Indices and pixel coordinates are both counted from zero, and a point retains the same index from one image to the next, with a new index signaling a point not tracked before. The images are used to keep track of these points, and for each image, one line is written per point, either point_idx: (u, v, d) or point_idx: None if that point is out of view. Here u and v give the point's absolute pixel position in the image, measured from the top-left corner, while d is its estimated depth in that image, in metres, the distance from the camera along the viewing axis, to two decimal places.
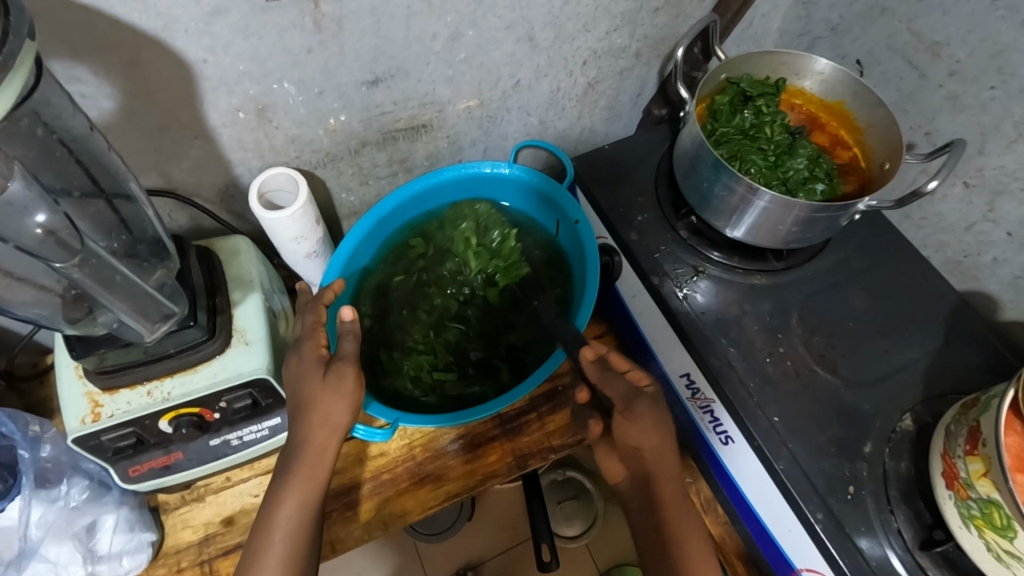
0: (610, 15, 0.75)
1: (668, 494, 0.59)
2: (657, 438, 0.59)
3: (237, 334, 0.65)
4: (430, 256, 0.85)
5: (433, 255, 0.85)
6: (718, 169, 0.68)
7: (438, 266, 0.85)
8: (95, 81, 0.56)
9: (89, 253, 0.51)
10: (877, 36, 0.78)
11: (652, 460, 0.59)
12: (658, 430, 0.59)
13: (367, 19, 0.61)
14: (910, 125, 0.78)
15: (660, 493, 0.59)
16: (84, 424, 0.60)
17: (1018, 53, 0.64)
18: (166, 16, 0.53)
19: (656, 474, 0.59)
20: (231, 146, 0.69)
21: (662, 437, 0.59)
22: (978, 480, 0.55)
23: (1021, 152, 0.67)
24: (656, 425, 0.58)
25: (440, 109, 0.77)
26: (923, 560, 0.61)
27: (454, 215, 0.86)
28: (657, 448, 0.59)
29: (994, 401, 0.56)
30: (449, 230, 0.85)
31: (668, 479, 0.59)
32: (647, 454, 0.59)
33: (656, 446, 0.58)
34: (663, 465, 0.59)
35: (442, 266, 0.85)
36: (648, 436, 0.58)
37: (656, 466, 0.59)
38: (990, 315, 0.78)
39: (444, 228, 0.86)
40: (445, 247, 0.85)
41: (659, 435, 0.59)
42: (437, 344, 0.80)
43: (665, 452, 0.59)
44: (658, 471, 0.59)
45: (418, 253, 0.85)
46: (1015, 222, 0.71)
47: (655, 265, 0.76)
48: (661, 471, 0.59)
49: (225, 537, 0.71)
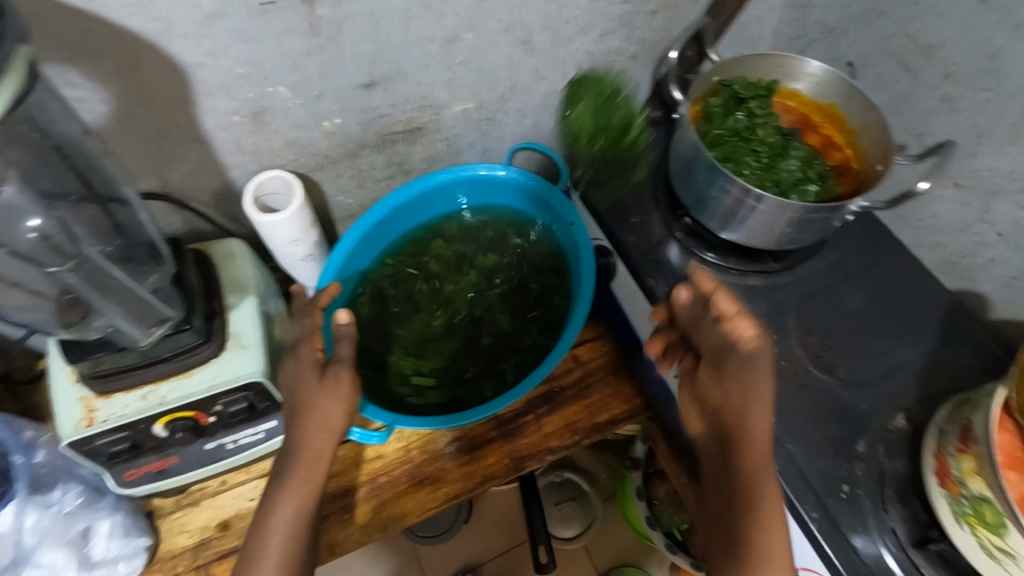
0: (606, 18, 0.76)
1: (751, 458, 0.56)
2: (754, 389, 0.57)
3: (232, 337, 0.65)
4: (436, 256, 0.87)
5: (441, 255, 0.87)
6: (714, 171, 0.68)
7: (444, 266, 0.86)
8: (90, 85, 0.56)
9: (85, 257, 0.52)
10: (872, 39, 0.79)
11: (747, 406, 0.57)
12: (749, 374, 0.57)
13: (365, 23, 0.61)
14: (905, 127, 0.79)
15: (749, 439, 0.56)
16: (79, 429, 0.60)
17: (1009, 56, 0.65)
18: (163, 21, 0.53)
19: (747, 423, 0.56)
20: (228, 149, 0.68)
21: (758, 384, 0.57)
22: (970, 478, 0.55)
23: (1013, 153, 0.68)
24: (747, 376, 0.57)
25: (438, 111, 0.77)
26: (918, 558, 0.62)
27: (572, 93, 0.81)
28: (754, 399, 0.57)
29: (986, 400, 0.57)
30: (457, 233, 0.88)
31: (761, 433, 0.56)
32: (736, 397, 0.57)
33: (751, 393, 0.57)
34: (758, 414, 0.57)
35: (450, 265, 0.86)
36: (736, 396, 0.57)
37: (749, 415, 0.56)
38: (983, 315, 0.79)
39: (451, 231, 0.88)
40: (453, 247, 0.87)
41: (759, 382, 0.57)
42: (438, 346, 0.81)
43: (761, 402, 0.57)
44: (749, 419, 0.56)
45: (422, 255, 0.87)
46: (1008, 223, 0.71)
47: (650, 265, 0.76)
48: (753, 420, 0.56)
49: (220, 542, 0.70)
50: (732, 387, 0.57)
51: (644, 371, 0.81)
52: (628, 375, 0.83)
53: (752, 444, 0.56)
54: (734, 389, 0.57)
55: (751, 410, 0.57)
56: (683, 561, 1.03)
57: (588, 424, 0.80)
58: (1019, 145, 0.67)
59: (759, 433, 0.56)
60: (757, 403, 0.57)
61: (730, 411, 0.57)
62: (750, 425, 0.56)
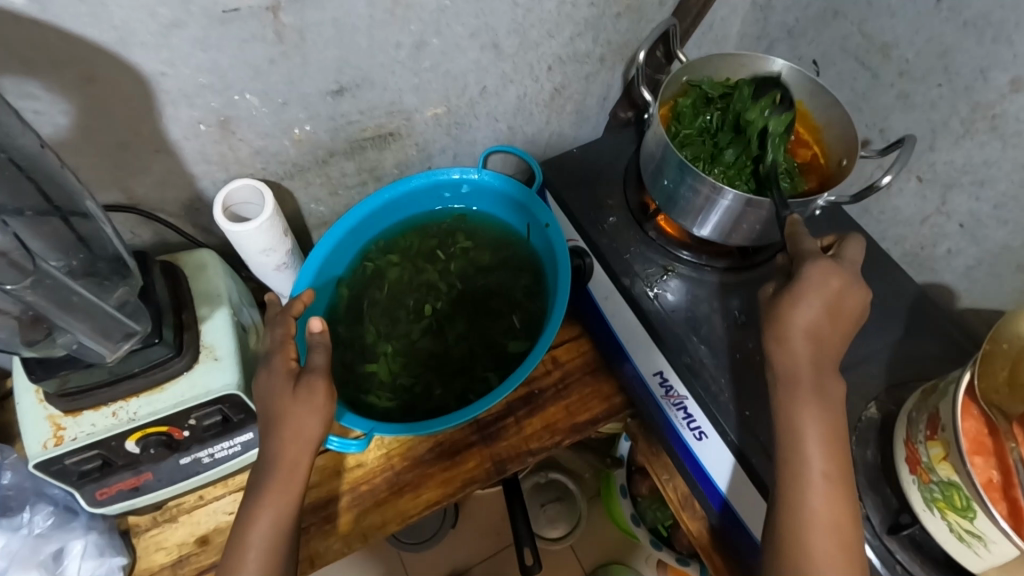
0: (573, 21, 0.76)
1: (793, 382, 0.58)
2: (813, 409, 0.57)
3: (204, 350, 0.64)
4: (421, 259, 0.87)
5: (426, 259, 0.87)
6: (683, 170, 0.69)
7: (429, 270, 0.86)
8: (49, 97, 0.55)
9: (44, 274, 0.50)
10: (831, 38, 0.81)
11: (803, 430, 0.57)
12: (801, 391, 0.58)
13: (328, 30, 0.61)
14: (865, 123, 0.81)
15: (800, 452, 0.57)
16: (46, 449, 0.58)
17: (961, 53, 0.67)
18: (121, 30, 0.52)
19: (802, 451, 0.57)
20: (194, 159, 0.67)
21: (811, 392, 0.58)
22: (939, 464, 0.56)
23: (968, 147, 0.70)
24: (800, 362, 0.58)
25: (408, 117, 0.77)
26: (891, 544, 0.63)
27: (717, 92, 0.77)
28: (814, 417, 0.57)
29: (951, 386, 0.58)
30: (445, 238, 0.88)
31: (825, 461, 0.56)
32: (790, 421, 0.58)
33: (810, 420, 0.57)
34: (816, 441, 0.57)
35: (435, 273, 0.86)
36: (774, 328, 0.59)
37: (807, 440, 0.57)
38: (948, 304, 0.81)
39: (438, 235, 0.88)
40: (438, 253, 0.87)
41: (819, 406, 0.57)
42: (418, 351, 0.81)
43: (822, 432, 0.57)
44: (802, 440, 0.57)
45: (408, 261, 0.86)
46: (966, 214, 0.73)
47: (625, 265, 0.77)
48: (808, 446, 0.56)
49: (199, 558, 0.69)
50: (775, 336, 0.59)
51: (621, 371, 0.81)
52: (606, 374, 0.83)
53: (809, 467, 0.56)
54: (800, 342, 0.58)
55: (809, 438, 0.57)
56: (668, 557, 1.02)
57: (568, 424, 0.80)
58: (974, 139, 0.69)
59: (816, 458, 0.56)
60: (809, 313, 0.58)
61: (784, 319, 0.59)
62: (805, 449, 0.57)
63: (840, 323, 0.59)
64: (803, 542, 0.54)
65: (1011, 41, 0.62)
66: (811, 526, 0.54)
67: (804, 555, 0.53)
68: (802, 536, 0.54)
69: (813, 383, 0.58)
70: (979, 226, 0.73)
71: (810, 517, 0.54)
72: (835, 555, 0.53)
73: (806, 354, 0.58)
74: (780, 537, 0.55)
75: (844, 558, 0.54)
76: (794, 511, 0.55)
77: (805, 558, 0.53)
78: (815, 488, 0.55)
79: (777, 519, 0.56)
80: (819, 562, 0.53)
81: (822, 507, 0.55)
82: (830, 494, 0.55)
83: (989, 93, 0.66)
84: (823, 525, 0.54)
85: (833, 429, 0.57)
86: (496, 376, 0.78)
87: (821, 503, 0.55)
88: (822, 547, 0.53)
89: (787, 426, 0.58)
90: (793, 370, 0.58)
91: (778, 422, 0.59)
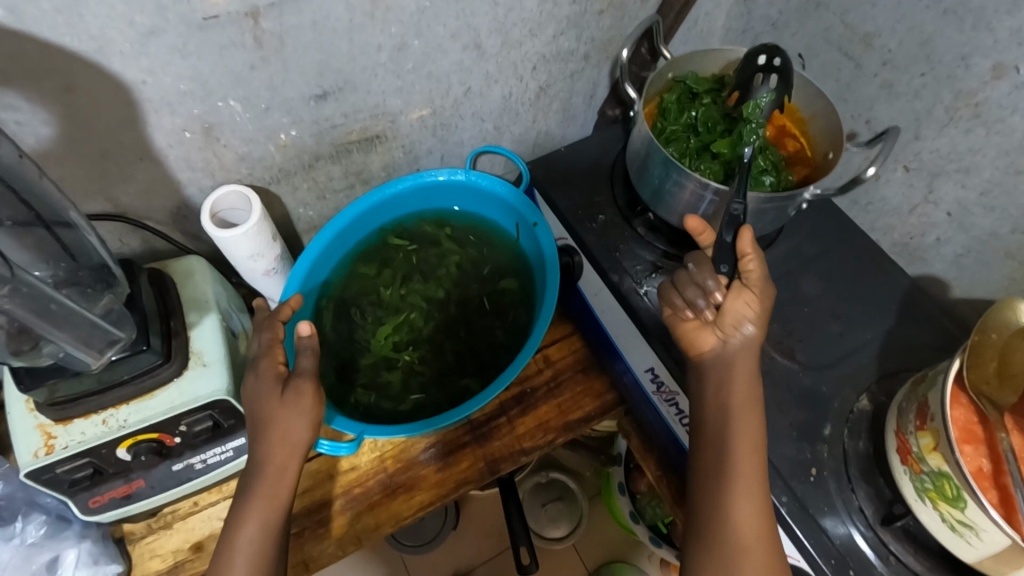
0: (555, 19, 0.76)
1: (742, 370, 0.60)
2: (746, 392, 0.60)
3: (193, 356, 0.64)
4: (415, 257, 0.87)
5: (421, 256, 0.87)
6: (668, 166, 0.69)
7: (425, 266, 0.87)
8: (30, 108, 0.55)
9: (20, 282, 0.50)
10: (814, 30, 0.81)
11: (731, 413, 0.59)
12: (743, 369, 0.60)
13: (308, 34, 0.61)
14: (850, 114, 0.81)
15: (732, 428, 0.59)
16: (37, 458, 0.59)
17: (943, 40, 0.67)
18: (99, 39, 0.53)
19: (731, 429, 0.59)
20: (179, 166, 0.68)
21: (745, 373, 0.61)
22: (929, 454, 0.56)
23: (952, 135, 0.70)
24: (747, 347, 0.61)
25: (393, 119, 0.77)
26: (884, 535, 0.63)
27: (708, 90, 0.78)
28: (741, 400, 0.60)
29: (940, 375, 0.58)
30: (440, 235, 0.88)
31: (751, 442, 0.58)
32: (722, 400, 0.60)
33: (738, 404, 0.60)
34: (744, 417, 0.59)
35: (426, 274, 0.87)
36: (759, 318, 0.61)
37: (735, 421, 0.59)
38: (941, 295, 0.80)
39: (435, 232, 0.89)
40: (431, 250, 0.88)
41: (751, 383, 0.60)
42: (406, 348, 0.81)
43: (749, 418, 0.59)
44: (738, 419, 0.59)
45: (398, 264, 0.87)
46: (953, 203, 0.73)
47: (613, 262, 0.77)
48: (739, 421, 0.59)
49: (194, 564, 0.69)
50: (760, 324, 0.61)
51: (614, 370, 0.81)
52: (598, 372, 0.83)
53: (737, 449, 0.58)
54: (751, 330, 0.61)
55: (737, 419, 0.59)
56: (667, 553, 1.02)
57: (560, 423, 0.80)
58: (958, 126, 0.69)
59: (744, 442, 0.58)
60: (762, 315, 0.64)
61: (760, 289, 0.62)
62: (733, 431, 0.59)
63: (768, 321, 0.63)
64: (727, 510, 0.57)
65: (990, 27, 0.62)
66: (737, 505, 0.56)
67: (728, 530, 0.56)
68: (727, 506, 0.57)
69: (750, 365, 0.61)
70: (967, 214, 0.72)
71: (739, 487, 0.57)
72: (757, 533, 0.56)
73: (757, 337, 0.61)
74: (708, 515, 0.58)
75: (764, 535, 0.56)
76: (721, 489, 0.57)
77: (728, 534, 0.56)
78: (741, 469, 0.57)
79: (706, 499, 0.58)
80: (742, 539, 0.56)
81: (747, 485, 0.57)
82: (754, 474, 0.57)
83: (971, 80, 0.66)
84: (747, 504, 0.56)
85: (755, 407, 0.60)
86: (475, 382, 0.78)
87: (744, 481, 0.57)
88: (744, 521, 0.56)
89: (718, 409, 0.60)
90: (737, 356, 0.61)
91: (708, 400, 0.61)
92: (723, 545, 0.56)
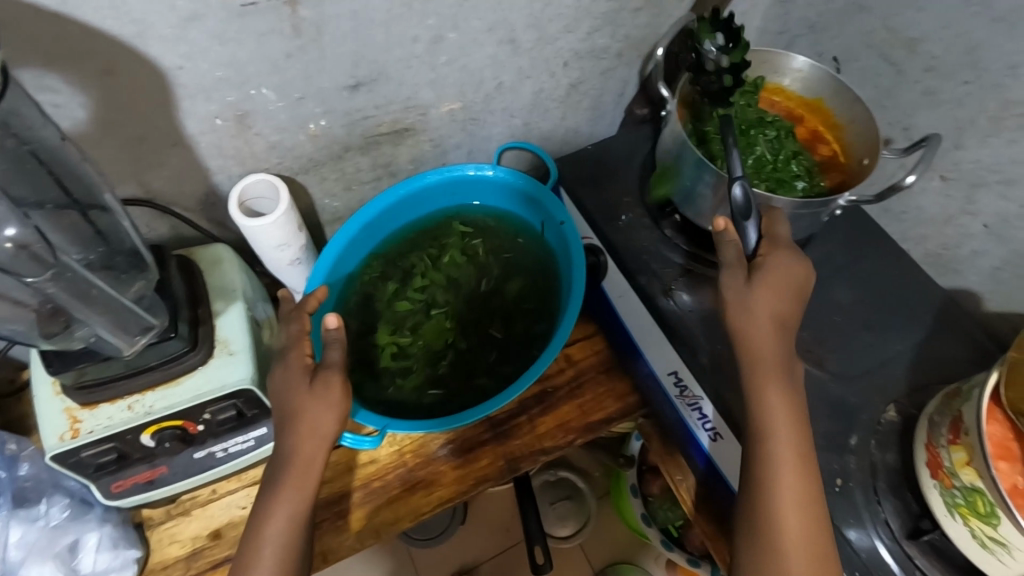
0: (591, 15, 0.75)
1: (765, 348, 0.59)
2: (774, 372, 0.59)
3: (219, 344, 0.64)
4: (438, 250, 0.87)
5: (443, 249, 0.87)
6: (701, 168, 0.68)
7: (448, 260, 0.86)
8: (68, 90, 0.55)
9: (64, 267, 0.50)
10: (854, 34, 0.79)
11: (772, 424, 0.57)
12: (771, 353, 0.59)
13: (346, 23, 0.61)
14: (888, 121, 0.79)
15: (767, 412, 0.58)
16: (63, 441, 0.59)
17: (991, 49, 0.65)
18: (140, 23, 0.52)
19: (767, 414, 0.58)
20: (210, 153, 0.67)
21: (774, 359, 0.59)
22: (961, 469, 0.56)
23: (996, 145, 0.69)
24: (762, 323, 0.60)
25: (423, 112, 0.76)
26: (910, 549, 0.62)
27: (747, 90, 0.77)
28: (776, 388, 0.58)
29: (975, 390, 0.57)
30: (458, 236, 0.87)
31: (795, 448, 0.57)
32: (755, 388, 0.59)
33: (779, 414, 0.58)
34: (780, 403, 0.58)
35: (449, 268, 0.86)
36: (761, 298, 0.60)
37: (770, 406, 0.58)
38: (975, 309, 0.79)
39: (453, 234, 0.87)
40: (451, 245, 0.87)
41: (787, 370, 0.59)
42: (413, 346, 0.80)
43: (786, 404, 0.58)
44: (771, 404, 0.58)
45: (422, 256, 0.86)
46: (992, 214, 0.72)
47: (640, 264, 0.76)
48: (775, 408, 0.58)
49: (213, 551, 0.69)
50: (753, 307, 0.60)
51: (635, 370, 0.80)
52: (620, 374, 0.83)
53: (778, 450, 0.56)
54: (762, 313, 0.60)
55: (779, 430, 0.57)
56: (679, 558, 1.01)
57: (581, 424, 0.79)
58: (1002, 137, 0.68)
59: (787, 453, 0.56)
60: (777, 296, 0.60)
61: (772, 289, 0.60)
62: (774, 443, 0.57)
63: (778, 287, 0.60)
64: (770, 496, 0.55)
65: None
66: (784, 521, 0.54)
67: (773, 515, 0.55)
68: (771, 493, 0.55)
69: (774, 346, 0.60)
70: (1006, 226, 0.71)
71: (780, 473, 0.56)
72: (806, 551, 0.54)
73: (763, 312, 0.60)
74: (753, 532, 0.56)
75: (812, 519, 0.55)
76: (766, 505, 0.55)
77: (777, 541, 0.54)
78: (785, 471, 0.56)
79: (750, 516, 0.56)
80: (790, 554, 0.54)
81: (792, 498, 0.55)
82: (799, 489, 0.55)
83: (1019, 90, 0.64)
84: (794, 518, 0.54)
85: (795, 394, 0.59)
86: (493, 380, 0.78)
87: (785, 466, 0.56)
88: (789, 505, 0.55)
89: (758, 420, 0.58)
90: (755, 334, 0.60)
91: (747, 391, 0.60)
92: (769, 532, 0.55)
